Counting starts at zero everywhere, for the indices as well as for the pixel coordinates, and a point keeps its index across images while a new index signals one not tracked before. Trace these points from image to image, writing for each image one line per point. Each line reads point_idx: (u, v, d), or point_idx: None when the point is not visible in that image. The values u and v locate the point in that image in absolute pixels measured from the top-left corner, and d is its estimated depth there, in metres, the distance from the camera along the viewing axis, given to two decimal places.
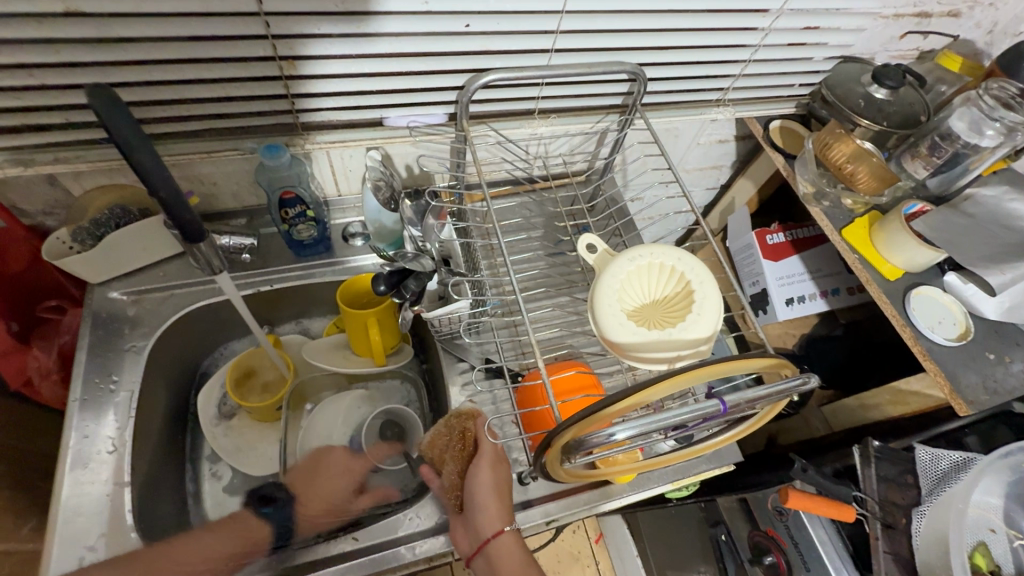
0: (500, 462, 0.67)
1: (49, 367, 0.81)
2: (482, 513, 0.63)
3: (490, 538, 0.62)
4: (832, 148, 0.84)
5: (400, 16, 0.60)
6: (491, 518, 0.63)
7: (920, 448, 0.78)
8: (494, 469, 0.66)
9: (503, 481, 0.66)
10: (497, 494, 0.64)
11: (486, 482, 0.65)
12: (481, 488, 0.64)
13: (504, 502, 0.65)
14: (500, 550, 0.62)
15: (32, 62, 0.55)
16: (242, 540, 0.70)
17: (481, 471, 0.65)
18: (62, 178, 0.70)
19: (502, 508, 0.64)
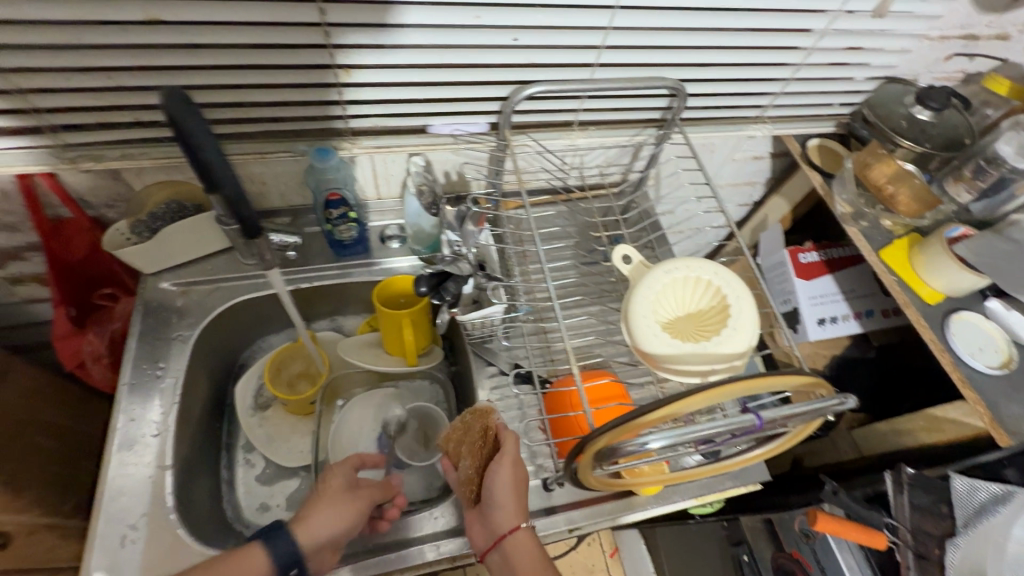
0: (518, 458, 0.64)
1: (101, 351, 0.86)
2: (501, 509, 0.62)
3: (507, 534, 0.61)
4: (872, 168, 0.86)
5: (453, 30, 0.62)
6: (510, 514, 0.61)
7: (957, 477, 0.74)
8: (514, 468, 0.63)
9: (523, 478, 0.64)
10: (516, 491, 0.62)
11: (506, 480, 0.62)
12: (502, 486, 0.62)
13: (523, 499, 0.62)
14: (517, 548, 0.60)
15: (112, 65, 0.59)
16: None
17: (501, 470, 0.62)
18: (125, 174, 0.74)
19: (520, 505, 0.62)
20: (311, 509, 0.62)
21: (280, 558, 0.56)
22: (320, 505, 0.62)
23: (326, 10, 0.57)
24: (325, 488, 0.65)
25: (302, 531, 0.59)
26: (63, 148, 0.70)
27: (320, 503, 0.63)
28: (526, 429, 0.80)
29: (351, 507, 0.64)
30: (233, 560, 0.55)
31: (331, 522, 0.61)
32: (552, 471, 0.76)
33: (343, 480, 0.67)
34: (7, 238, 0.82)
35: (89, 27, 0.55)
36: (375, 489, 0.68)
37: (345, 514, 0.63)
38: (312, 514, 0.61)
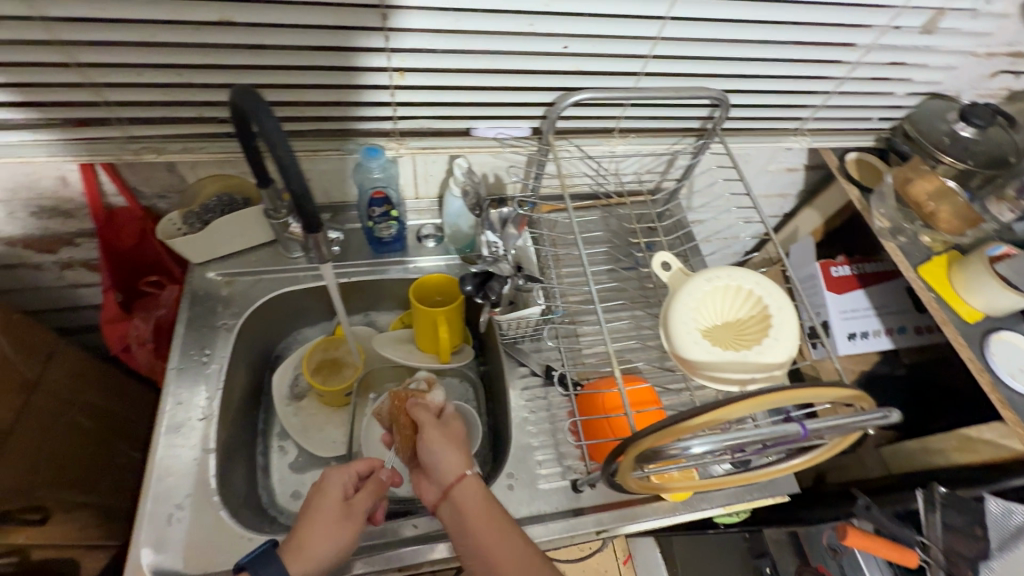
0: (448, 422, 0.72)
1: (145, 336, 0.89)
2: (443, 462, 0.66)
3: (454, 483, 0.64)
4: (914, 183, 0.85)
5: (506, 37, 0.64)
6: (453, 464, 0.66)
7: (991, 499, 0.74)
8: (439, 430, 0.70)
9: (456, 434, 0.70)
10: (448, 447, 0.68)
11: (438, 437, 0.69)
12: (435, 441, 0.68)
13: (462, 452, 0.68)
14: (466, 493, 0.63)
15: (183, 64, 0.62)
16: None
17: (431, 431, 0.69)
18: (180, 167, 0.77)
19: (459, 455, 0.67)
20: (301, 532, 0.61)
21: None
22: (311, 527, 0.62)
23: (387, 15, 0.60)
24: (316, 505, 0.64)
25: (295, 559, 0.59)
26: (126, 140, 0.73)
27: (312, 524, 0.62)
28: (556, 430, 0.80)
29: (345, 528, 0.63)
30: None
31: (323, 545, 0.61)
32: (581, 473, 0.77)
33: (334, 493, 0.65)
34: (63, 224, 0.86)
35: (164, 27, 0.58)
36: (368, 499, 0.67)
37: (338, 534, 0.62)
38: (304, 541, 0.60)
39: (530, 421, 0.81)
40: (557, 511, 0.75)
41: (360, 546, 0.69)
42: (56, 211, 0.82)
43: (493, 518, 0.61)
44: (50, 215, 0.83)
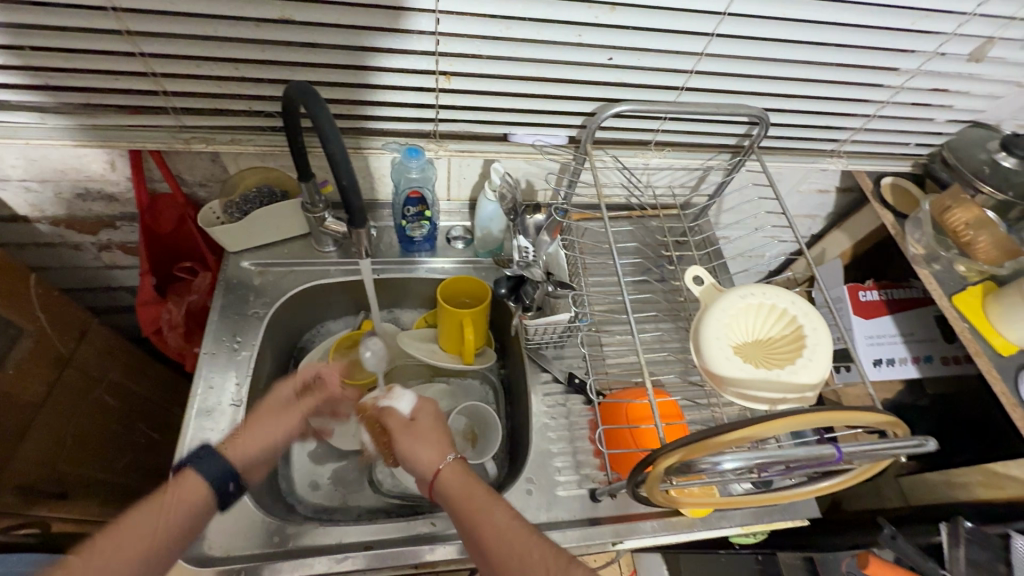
0: (412, 423, 0.69)
1: (178, 320, 0.89)
2: (418, 465, 0.65)
3: (432, 479, 0.63)
4: (952, 212, 0.85)
5: (554, 46, 0.66)
6: (427, 461, 0.65)
7: (1019, 537, 0.74)
8: (410, 431, 0.68)
9: (425, 430, 0.68)
10: (420, 444, 0.66)
11: (409, 442, 0.67)
12: (404, 449, 0.67)
13: (434, 445, 0.66)
14: (446, 484, 0.62)
15: (240, 58, 0.64)
16: (191, 504, 0.62)
17: (399, 440, 0.67)
18: (223, 157, 0.80)
19: (433, 448, 0.66)
20: (246, 427, 0.70)
21: (213, 476, 0.63)
22: (255, 424, 0.70)
23: (440, 20, 0.62)
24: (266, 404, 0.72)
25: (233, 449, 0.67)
26: (179, 129, 0.75)
27: (256, 422, 0.70)
28: (574, 438, 0.80)
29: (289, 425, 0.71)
30: (177, 487, 0.62)
31: (265, 435, 0.69)
32: (600, 482, 0.76)
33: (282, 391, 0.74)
34: (105, 207, 0.88)
35: (228, 23, 0.60)
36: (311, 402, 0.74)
37: (283, 426, 0.71)
38: (246, 432, 0.69)
39: (550, 427, 0.81)
40: (572, 518, 0.74)
41: (376, 540, 0.69)
42: (100, 194, 0.85)
43: (477, 502, 0.60)
44: (94, 198, 0.85)
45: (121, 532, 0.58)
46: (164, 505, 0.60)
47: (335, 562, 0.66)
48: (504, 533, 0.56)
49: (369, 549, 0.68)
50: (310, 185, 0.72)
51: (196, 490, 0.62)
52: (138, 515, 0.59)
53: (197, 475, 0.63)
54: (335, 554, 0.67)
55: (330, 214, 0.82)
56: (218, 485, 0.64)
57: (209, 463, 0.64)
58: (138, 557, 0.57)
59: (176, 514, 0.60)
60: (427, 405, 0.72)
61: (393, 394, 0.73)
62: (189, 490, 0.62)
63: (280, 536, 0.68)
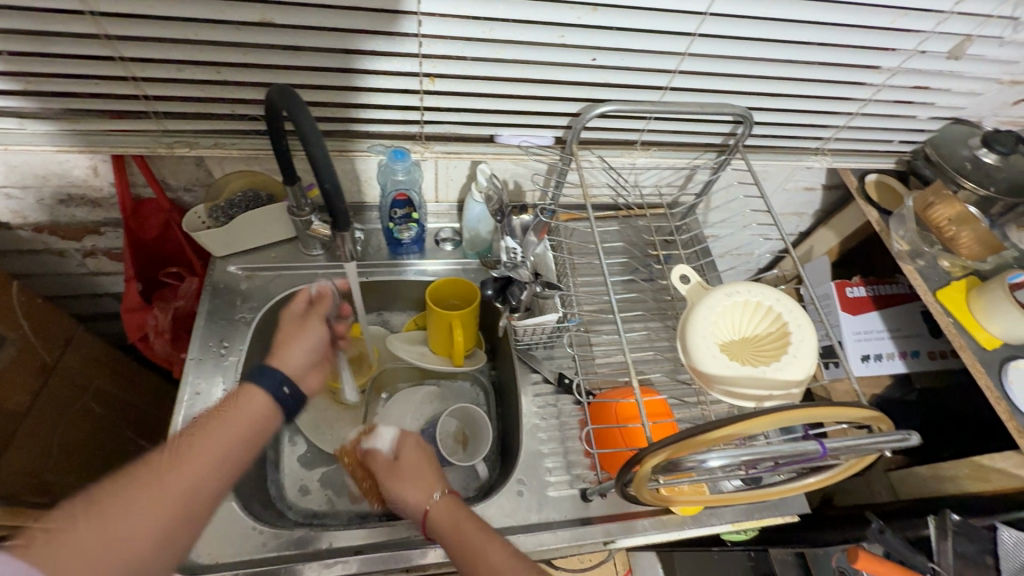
0: (396, 462, 0.67)
1: (164, 326, 0.88)
2: (407, 506, 0.64)
3: (425, 520, 0.62)
4: (935, 208, 0.88)
5: (537, 47, 0.66)
6: (416, 502, 0.63)
7: (1004, 528, 0.75)
8: (394, 471, 0.66)
9: (413, 466, 0.66)
10: (409, 482, 0.64)
11: (395, 483, 0.65)
12: (395, 492, 0.65)
13: (422, 483, 0.64)
14: (437, 523, 0.61)
15: (221, 61, 0.64)
16: (253, 417, 0.57)
17: (387, 483, 0.66)
18: (208, 161, 0.79)
19: (419, 487, 0.64)
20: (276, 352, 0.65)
21: (268, 387, 0.59)
22: (283, 348, 0.65)
23: (422, 22, 0.61)
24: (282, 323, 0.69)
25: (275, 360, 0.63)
26: (161, 134, 0.74)
27: (283, 341, 0.66)
28: (565, 438, 0.80)
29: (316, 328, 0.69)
30: (231, 408, 0.57)
31: (300, 346, 0.66)
32: (590, 482, 0.77)
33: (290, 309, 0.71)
34: (89, 213, 0.87)
35: (209, 26, 0.60)
36: (322, 305, 0.73)
37: (310, 334, 0.68)
38: (280, 349, 0.65)
39: (541, 428, 0.81)
40: (564, 519, 0.74)
41: (367, 543, 0.68)
42: (83, 199, 0.84)
43: (471, 542, 0.59)
44: (77, 203, 0.85)
45: (185, 445, 0.53)
46: (227, 418, 0.56)
47: (326, 566, 0.66)
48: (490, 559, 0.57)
49: (361, 553, 0.67)
50: (293, 187, 0.72)
51: (257, 402, 0.58)
52: (200, 430, 0.55)
53: (254, 388, 0.59)
54: (326, 559, 0.66)
55: (316, 217, 0.82)
56: (275, 392, 0.60)
57: (259, 376, 0.60)
58: (207, 470, 0.52)
59: (241, 426, 0.56)
60: (407, 437, 0.70)
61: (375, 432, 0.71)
62: (250, 403, 0.58)
63: (268, 542, 0.67)
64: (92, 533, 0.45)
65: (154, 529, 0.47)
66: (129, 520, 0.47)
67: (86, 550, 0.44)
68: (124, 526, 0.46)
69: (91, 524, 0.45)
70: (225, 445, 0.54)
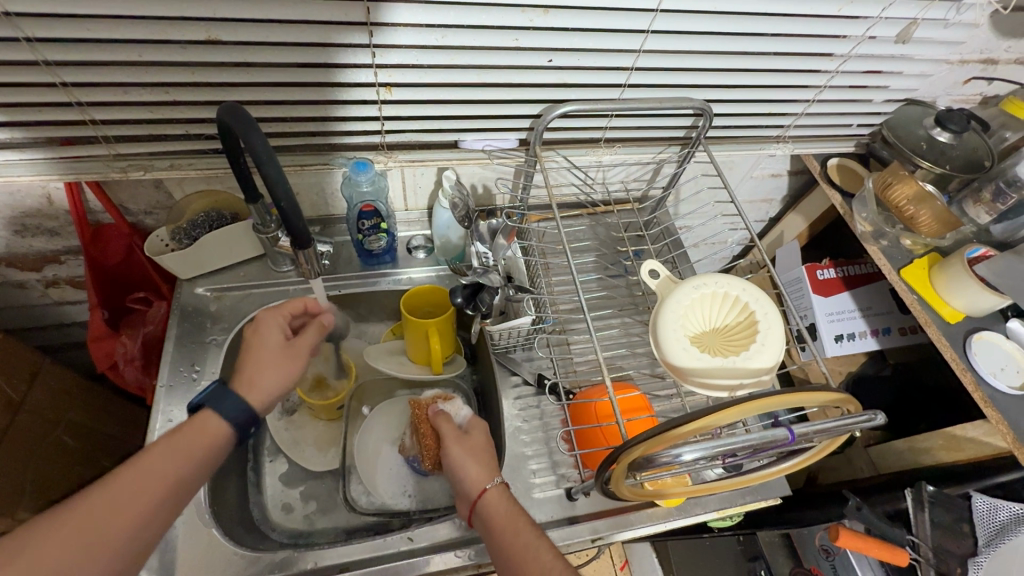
0: (466, 436, 0.71)
1: (134, 353, 0.86)
2: (465, 482, 0.66)
3: (478, 498, 0.64)
4: (894, 188, 0.86)
5: (492, 52, 0.66)
6: (475, 479, 0.65)
7: (976, 496, 0.78)
8: (461, 444, 0.70)
9: (478, 445, 0.69)
10: (473, 459, 0.67)
11: (461, 455, 0.68)
12: (457, 460, 0.67)
13: (484, 464, 0.67)
14: (491, 506, 0.62)
15: (170, 82, 0.62)
16: (208, 446, 0.55)
17: (452, 450, 0.69)
18: (167, 183, 0.77)
19: (482, 468, 0.66)
20: (252, 371, 0.61)
21: (232, 421, 0.57)
22: (261, 368, 0.61)
23: (374, 31, 0.61)
24: (259, 340, 0.63)
25: (249, 390, 0.59)
26: (114, 158, 0.72)
27: (260, 365, 0.61)
28: (549, 439, 0.81)
29: (299, 360, 0.64)
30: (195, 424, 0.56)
31: (277, 380, 0.61)
32: (576, 481, 0.77)
33: (278, 325, 0.65)
34: (47, 242, 0.85)
35: (154, 47, 0.59)
36: (315, 333, 0.67)
37: (292, 371, 0.63)
38: (255, 374, 0.60)
39: (524, 430, 0.81)
40: (552, 519, 0.74)
41: (354, 560, 0.68)
42: (40, 228, 0.81)
43: (520, 529, 0.60)
44: (34, 233, 0.82)
45: (143, 463, 0.52)
46: (180, 445, 0.54)
47: None
48: (529, 548, 0.57)
49: (347, 571, 0.67)
50: (261, 205, 0.71)
51: (216, 429, 0.56)
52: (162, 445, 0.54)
53: (212, 417, 0.56)
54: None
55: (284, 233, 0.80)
56: (239, 428, 0.58)
57: (225, 405, 0.57)
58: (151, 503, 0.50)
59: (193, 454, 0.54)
60: (480, 423, 0.74)
61: (455, 405, 0.77)
62: (204, 428, 0.56)
63: (251, 567, 0.66)
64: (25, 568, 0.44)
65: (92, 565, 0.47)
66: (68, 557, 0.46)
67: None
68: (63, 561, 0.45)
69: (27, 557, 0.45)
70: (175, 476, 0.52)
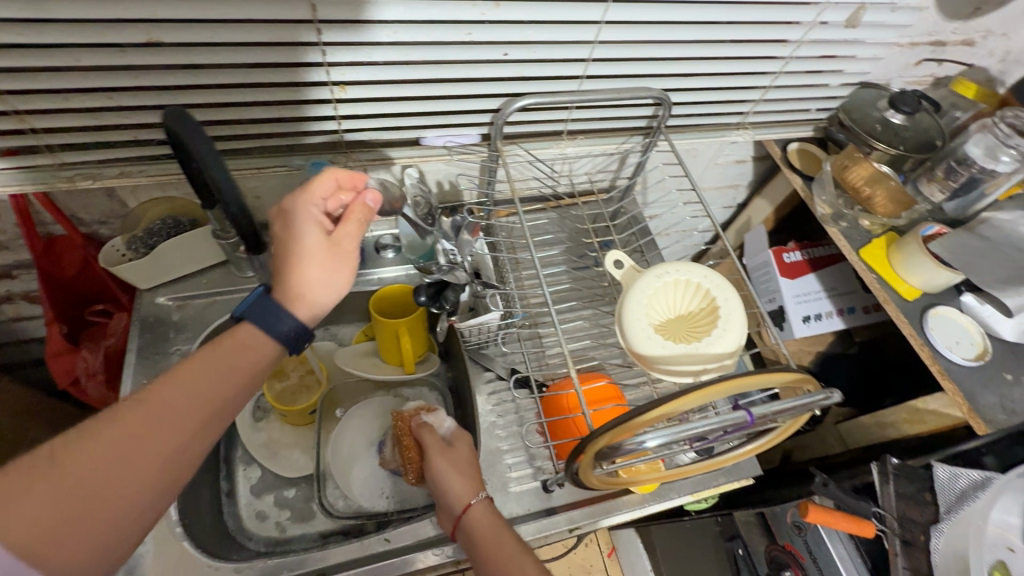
0: (450, 447, 0.70)
1: (96, 367, 0.84)
2: (447, 497, 0.66)
3: (462, 514, 0.64)
4: (850, 170, 0.90)
5: (444, 47, 0.65)
6: (458, 493, 0.65)
7: (938, 465, 0.79)
8: (445, 456, 0.69)
9: (460, 457, 0.69)
10: (457, 473, 0.67)
11: (443, 467, 0.68)
12: (439, 472, 0.67)
13: (467, 476, 0.67)
14: (474, 523, 0.62)
15: (112, 87, 0.61)
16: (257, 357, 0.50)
17: (433, 461, 0.68)
18: (119, 192, 0.75)
19: (465, 482, 0.66)
20: (293, 278, 0.52)
21: (280, 335, 0.51)
22: (305, 275, 0.52)
23: (322, 29, 0.59)
24: (295, 239, 0.53)
25: (297, 303, 0.52)
26: (59, 168, 0.70)
27: (302, 273, 0.52)
28: (524, 432, 0.81)
29: (347, 262, 0.55)
30: (235, 341, 0.50)
31: (326, 290, 0.53)
32: (551, 473, 0.78)
33: (311, 215, 0.54)
34: None
35: (92, 52, 0.57)
36: (355, 227, 0.56)
37: (342, 275, 0.54)
38: (300, 284, 0.52)
39: (499, 425, 0.81)
40: (528, 512, 0.75)
41: (331, 564, 0.68)
42: None
43: (505, 545, 0.60)
44: None
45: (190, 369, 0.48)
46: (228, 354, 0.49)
47: None
48: (514, 565, 0.58)
49: None
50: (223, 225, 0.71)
51: (263, 348, 0.51)
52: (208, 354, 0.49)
53: (258, 330, 0.50)
54: None
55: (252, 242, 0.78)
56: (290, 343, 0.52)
57: (270, 318, 0.51)
58: (180, 442, 0.46)
59: (231, 383, 0.48)
60: (464, 433, 0.73)
61: (437, 416, 0.75)
62: (249, 342, 0.50)
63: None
64: (25, 523, 0.38)
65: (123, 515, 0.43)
66: (87, 509, 0.41)
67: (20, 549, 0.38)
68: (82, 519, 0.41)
69: (22, 504, 0.39)
70: (207, 404, 0.47)
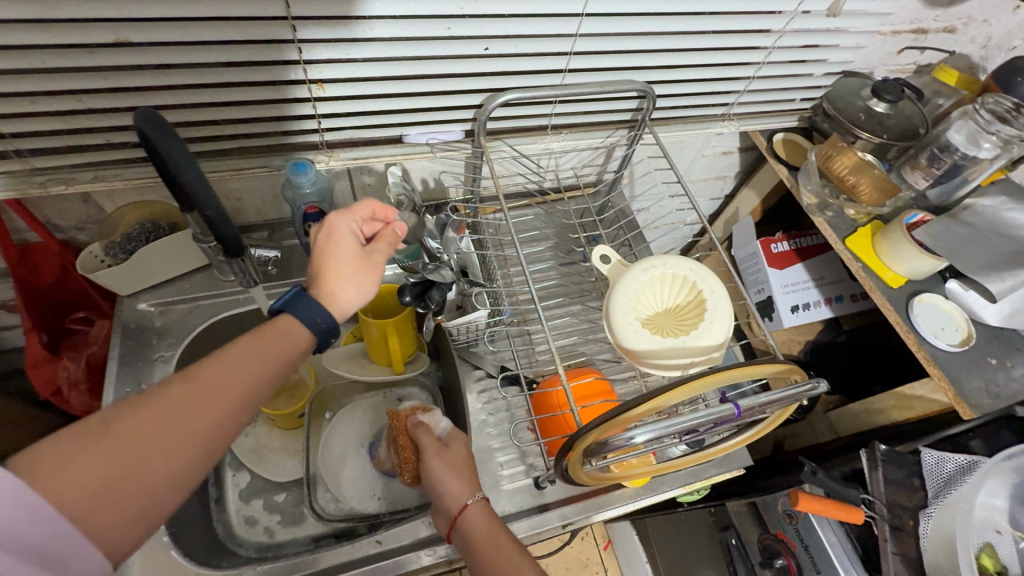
0: (446, 448, 0.69)
1: (77, 376, 0.83)
2: (443, 498, 0.65)
3: (459, 515, 0.63)
4: (834, 159, 0.88)
5: (423, 42, 0.64)
6: (454, 494, 0.64)
7: (925, 451, 0.80)
8: (442, 456, 0.68)
9: (456, 457, 0.68)
10: (454, 473, 0.66)
11: (439, 467, 0.67)
12: (435, 474, 0.66)
13: (463, 477, 0.66)
14: (471, 523, 0.62)
15: (83, 89, 0.59)
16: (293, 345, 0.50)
17: (427, 461, 0.68)
18: (96, 196, 0.74)
19: (462, 482, 0.65)
20: (327, 280, 0.54)
21: (315, 326, 0.52)
22: (337, 279, 0.54)
23: (297, 26, 0.58)
24: (334, 248, 0.56)
25: (330, 301, 0.54)
26: (30, 173, 0.68)
27: (334, 276, 0.54)
28: (515, 429, 0.81)
29: (375, 274, 0.57)
30: (273, 330, 0.50)
31: (356, 294, 0.55)
32: (543, 470, 0.77)
33: (351, 233, 0.58)
34: None
35: (59, 53, 0.55)
36: (387, 246, 0.59)
37: (370, 282, 0.57)
38: (332, 285, 0.54)
39: (489, 423, 0.81)
40: (520, 510, 0.75)
41: (323, 568, 0.67)
42: None
43: (502, 546, 0.60)
44: None
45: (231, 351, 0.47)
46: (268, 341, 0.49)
47: None
48: (510, 566, 0.57)
49: None
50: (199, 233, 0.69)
51: (298, 335, 0.51)
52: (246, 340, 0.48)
53: (296, 321, 0.51)
54: None
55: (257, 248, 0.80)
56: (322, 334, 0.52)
57: (307, 310, 0.51)
58: (221, 419, 0.45)
59: (270, 364, 0.48)
60: (458, 433, 0.72)
61: (433, 417, 0.75)
62: (286, 331, 0.50)
63: None
64: (70, 490, 0.38)
65: (159, 492, 0.42)
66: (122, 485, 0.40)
67: (64, 514, 0.38)
68: (120, 490, 0.40)
69: (67, 474, 0.38)
70: (243, 387, 0.46)
